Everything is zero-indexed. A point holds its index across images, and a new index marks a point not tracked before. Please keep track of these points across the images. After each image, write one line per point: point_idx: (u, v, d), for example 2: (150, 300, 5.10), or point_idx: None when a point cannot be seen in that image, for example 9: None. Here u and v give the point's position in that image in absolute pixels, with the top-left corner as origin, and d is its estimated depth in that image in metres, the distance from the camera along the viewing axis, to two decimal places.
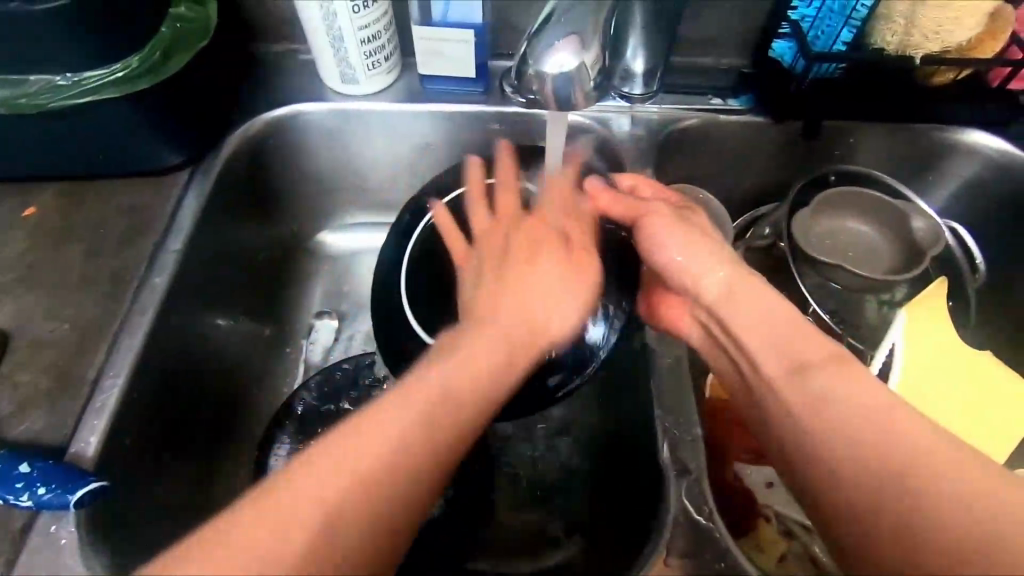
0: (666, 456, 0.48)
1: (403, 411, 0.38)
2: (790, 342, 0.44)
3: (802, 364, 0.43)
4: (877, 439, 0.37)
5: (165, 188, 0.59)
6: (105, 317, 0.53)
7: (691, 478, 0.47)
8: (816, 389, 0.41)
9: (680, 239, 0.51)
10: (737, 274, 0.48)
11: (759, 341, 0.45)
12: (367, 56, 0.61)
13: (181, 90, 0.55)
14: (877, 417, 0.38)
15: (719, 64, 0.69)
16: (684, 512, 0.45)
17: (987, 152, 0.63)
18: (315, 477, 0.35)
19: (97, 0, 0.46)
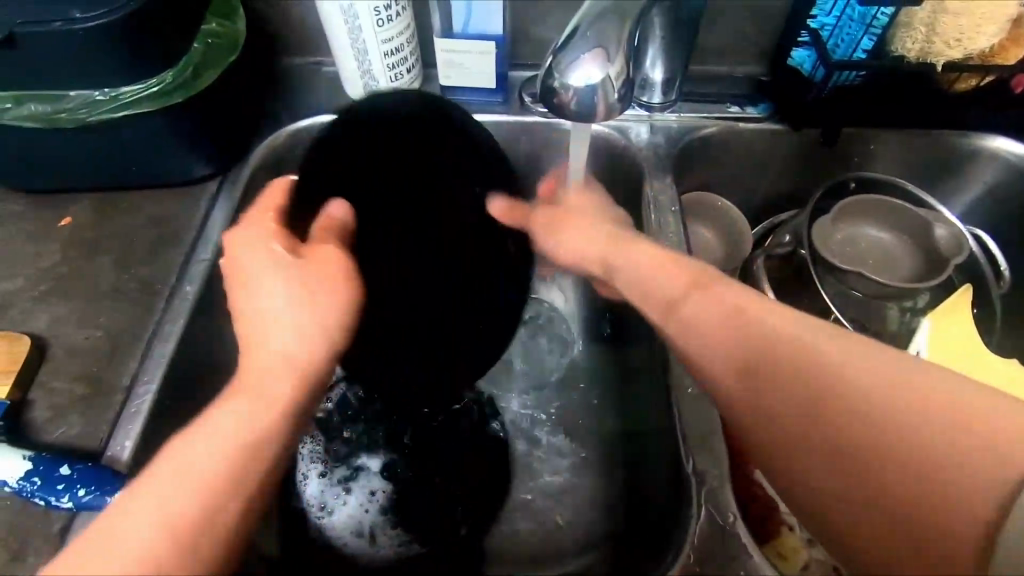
0: (688, 466, 0.48)
1: (199, 450, 0.38)
2: (658, 284, 0.47)
3: (669, 302, 0.45)
4: (806, 372, 0.38)
5: (194, 199, 0.61)
6: (138, 324, 0.54)
7: (713, 486, 0.47)
8: (691, 325, 0.44)
9: (557, 218, 0.55)
10: (610, 236, 0.52)
11: (649, 299, 0.47)
12: (390, 68, 0.62)
13: (213, 104, 0.57)
14: (772, 337, 0.40)
15: (736, 73, 0.70)
16: (706, 522, 0.46)
17: (1009, 158, 0.63)
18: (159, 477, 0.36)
19: (137, 20, 0.48)
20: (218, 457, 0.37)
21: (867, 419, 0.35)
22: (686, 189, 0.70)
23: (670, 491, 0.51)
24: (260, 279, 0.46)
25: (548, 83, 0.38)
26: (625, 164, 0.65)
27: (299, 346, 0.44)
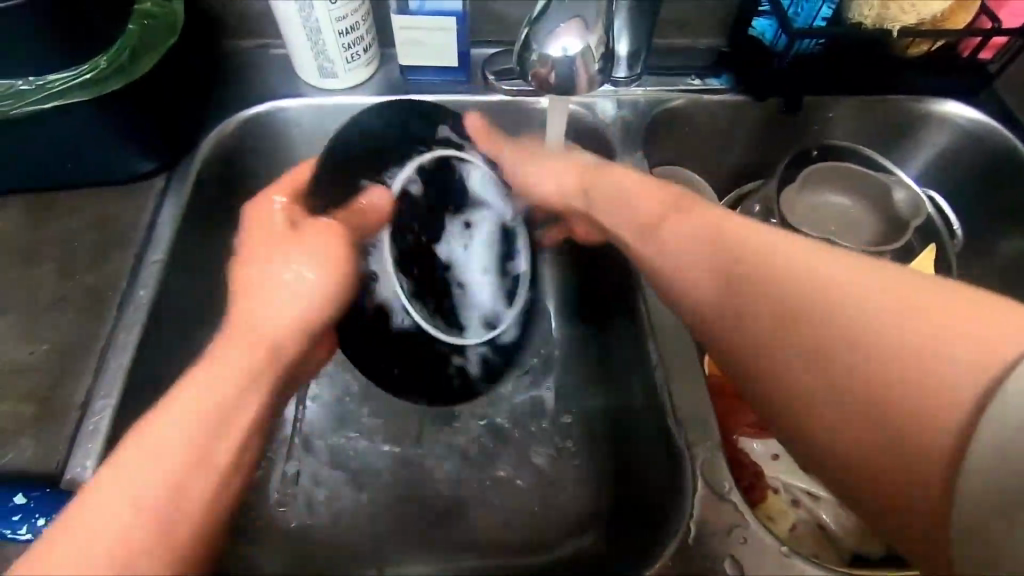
0: (682, 437, 0.50)
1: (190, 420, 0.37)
2: (647, 209, 0.49)
3: (650, 221, 0.47)
4: (732, 271, 0.40)
5: (141, 198, 0.56)
6: (87, 336, 0.50)
7: (707, 457, 0.49)
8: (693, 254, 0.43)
9: None
10: None
11: (620, 216, 0.51)
12: (346, 48, 0.58)
13: (154, 93, 0.52)
14: (741, 253, 0.40)
15: (697, 46, 0.69)
16: (703, 490, 0.47)
17: (958, 121, 0.65)
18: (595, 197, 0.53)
19: (65, 15, 0.44)
20: (194, 432, 0.37)
21: (774, 278, 0.37)
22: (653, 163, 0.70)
23: (663, 470, 0.52)
24: (606, 180, 0.52)
25: (525, 57, 0.37)
26: (595, 140, 0.65)
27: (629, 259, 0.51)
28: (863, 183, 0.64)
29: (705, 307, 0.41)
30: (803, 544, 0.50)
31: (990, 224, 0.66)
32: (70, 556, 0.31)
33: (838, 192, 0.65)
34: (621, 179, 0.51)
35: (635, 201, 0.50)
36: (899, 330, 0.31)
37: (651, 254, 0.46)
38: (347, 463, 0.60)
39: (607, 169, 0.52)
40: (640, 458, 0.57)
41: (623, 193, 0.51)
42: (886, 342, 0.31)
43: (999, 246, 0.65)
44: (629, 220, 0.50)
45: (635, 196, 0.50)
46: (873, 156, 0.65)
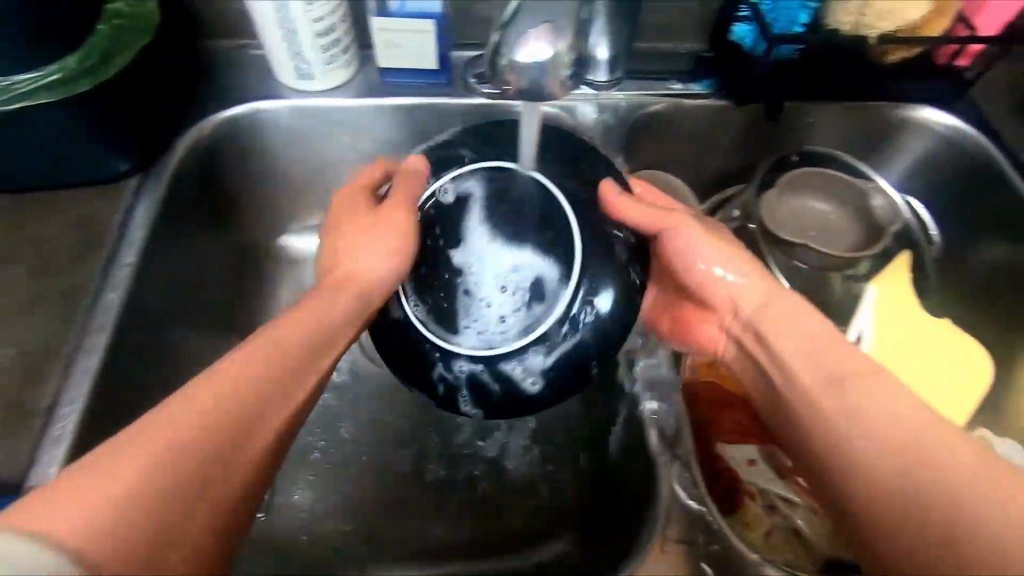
0: (655, 444, 0.50)
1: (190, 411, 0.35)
2: (820, 345, 0.45)
3: (838, 376, 0.43)
4: (903, 435, 0.39)
5: (114, 199, 0.55)
6: (55, 340, 0.49)
7: (681, 463, 0.49)
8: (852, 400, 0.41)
9: None
10: None
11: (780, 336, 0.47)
12: (324, 49, 0.58)
13: (126, 93, 0.51)
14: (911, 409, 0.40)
15: (679, 50, 0.69)
16: (675, 498, 0.48)
17: (937, 128, 0.65)
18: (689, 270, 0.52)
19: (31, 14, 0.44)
20: (201, 430, 0.35)
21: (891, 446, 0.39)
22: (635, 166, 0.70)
23: (640, 478, 0.53)
24: (695, 254, 0.51)
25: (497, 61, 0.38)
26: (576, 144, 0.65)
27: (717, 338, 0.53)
28: (841, 189, 0.64)
29: (859, 453, 0.39)
30: (778, 550, 0.50)
31: (966, 230, 0.66)
32: (54, 512, 0.30)
33: (817, 198, 0.65)
34: (700, 256, 0.51)
35: (791, 313, 0.47)
36: (970, 481, 0.36)
37: (797, 379, 0.45)
38: (325, 468, 0.60)
39: (700, 242, 0.51)
40: (619, 463, 0.57)
41: (706, 270, 0.52)
42: (944, 471, 0.36)
43: (975, 253, 0.65)
44: (757, 305, 0.49)
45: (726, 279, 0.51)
46: (852, 162, 0.65)
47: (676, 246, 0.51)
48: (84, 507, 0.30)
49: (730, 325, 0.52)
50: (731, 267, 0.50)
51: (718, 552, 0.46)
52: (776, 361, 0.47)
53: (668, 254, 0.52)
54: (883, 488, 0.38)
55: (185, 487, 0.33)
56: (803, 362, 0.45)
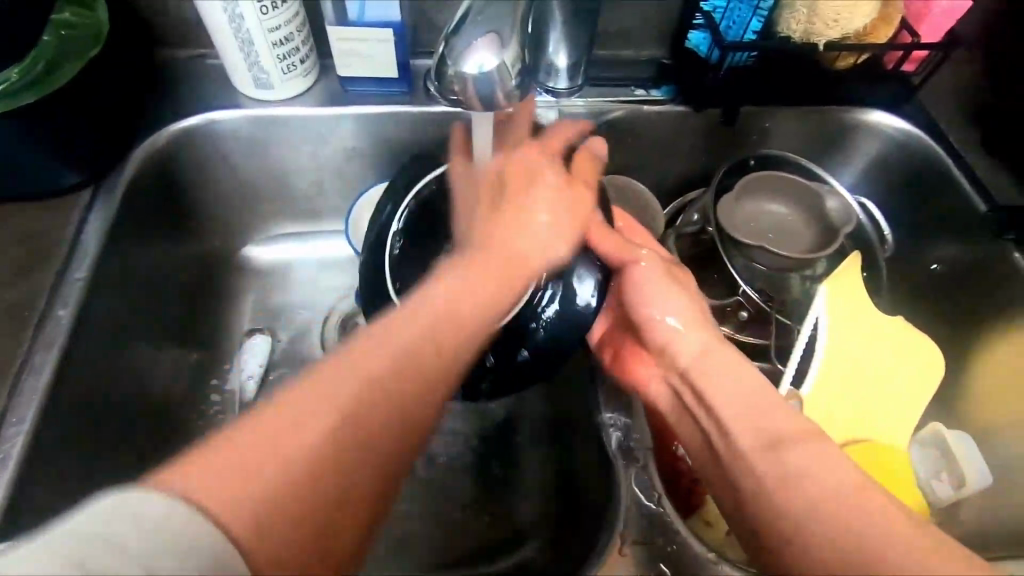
0: (614, 446, 0.51)
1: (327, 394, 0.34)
2: (757, 401, 0.42)
3: (777, 438, 0.39)
4: (832, 493, 0.35)
5: (65, 212, 0.54)
6: (3, 358, 0.48)
7: (639, 465, 0.50)
8: (785, 460, 0.38)
9: None
10: None
11: (718, 390, 0.44)
12: (281, 58, 0.58)
13: (75, 104, 0.50)
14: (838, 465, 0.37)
15: (639, 57, 0.70)
16: (634, 500, 0.48)
17: (886, 131, 0.68)
18: (638, 307, 0.51)
19: None
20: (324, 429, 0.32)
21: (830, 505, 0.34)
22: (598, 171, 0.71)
23: (598, 481, 0.53)
24: (650, 295, 0.50)
25: (444, 71, 0.37)
26: None
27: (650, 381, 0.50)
28: (796, 193, 0.65)
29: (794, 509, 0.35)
30: None
31: (916, 230, 0.69)
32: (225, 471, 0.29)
33: (774, 202, 0.66)
34: (658, 301, 0.50)
35: (724, 367, 0.45)
36: (898, 545, 0.32)
37: (734, 435, 0.41)
38: None
39: (660, 290, 0.50)
40: (581, 468, 0.57)
41: (655, 307, 0.50)
42: (867, 533, 0.33)
43: (925, 252, 0.68)
44: (697, 355, 0.47)
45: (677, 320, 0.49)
46: (806, 165, 0.67)
47: (633, 283, 0.51)
48: (209, 473, 0.29)
49: (670, 371, 0.49)
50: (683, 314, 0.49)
51: (673, 553, 0.46)
52: (715, 420, 0.43)
53: (626, 290, 0.51)
54: (810, 529, 0.34)
55: (321, 497, 0.31)
56: (744, 409, 0.42)
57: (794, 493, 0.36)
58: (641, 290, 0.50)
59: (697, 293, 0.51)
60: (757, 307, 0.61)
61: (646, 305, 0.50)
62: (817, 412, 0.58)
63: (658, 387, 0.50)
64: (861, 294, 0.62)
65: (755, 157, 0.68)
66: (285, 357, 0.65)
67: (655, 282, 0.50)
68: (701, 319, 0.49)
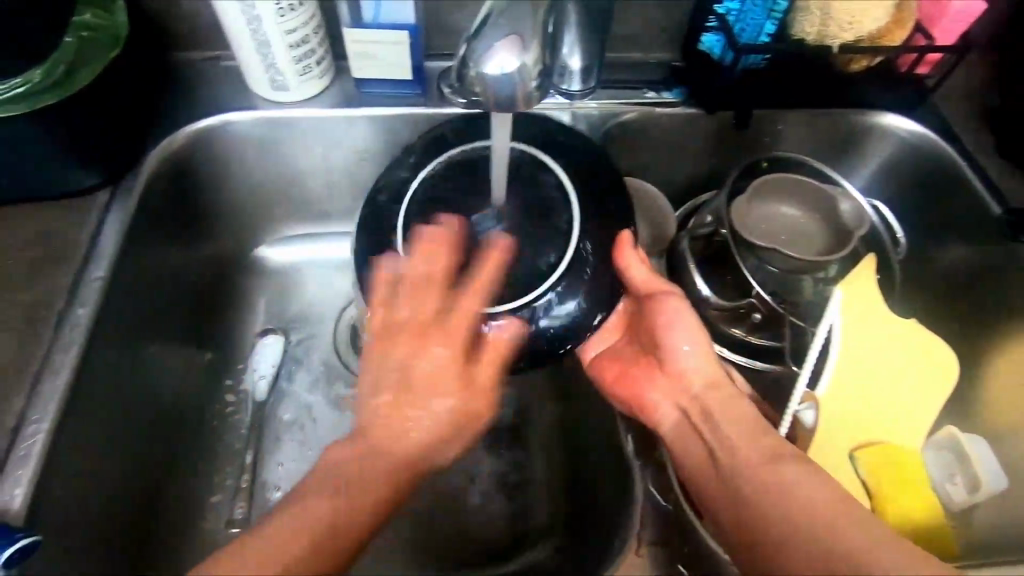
0: (630, 449, 0.52)
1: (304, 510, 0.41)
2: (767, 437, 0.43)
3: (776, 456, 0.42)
4: (827, 526, 0.36)
5: (83, 212, 0.55)
6: (23, 357, 0.48)
7: (655, 468, 0.51)
8: (785, 483, 0.40)
9: None
10: None
11: (731, 425, 0.45)
12: (297, 60, 0.58)
13: (94, 106, 0.51)
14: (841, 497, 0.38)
15: (651, 60, 0.71)
16: (650, 502, 0.49)
17: (899, 134, 0.68)
18: (656, 338, 0.52)
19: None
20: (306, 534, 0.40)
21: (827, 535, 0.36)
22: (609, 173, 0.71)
23: (613, 484, 0.54)
24: (670, 328, 0.51)
25: (465, 74, 0.38)
26: None
27: (655, 404, 0.51)
28: (809, 195, 0.65)
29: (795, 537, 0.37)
30: None
31: (930, 232, 0.68)
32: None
33: (787, 205, 0.66)
34: (678, 333, 0.50)
35: (728, 398, 0.47)
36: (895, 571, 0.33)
37: (740, 456, 0.43)
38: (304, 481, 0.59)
39: (683, 324, 0.50)
40: (596, 469, 0.57)
41: (672, 338, 0.51)
42: (869, 563, 0.34)
43: (938, 255, 0.68)
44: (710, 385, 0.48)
45: (694, 355, 0.50)
46: (819, 168, 0.67)
47: (656, 316, 0.51)
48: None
49: (679, 396, 0.49)
50: (702, 350, 0.50)
51: (689, 554, 0.47)
52: (720, 435, 0.45)
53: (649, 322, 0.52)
54: (808, 556, 0.36)
55: None
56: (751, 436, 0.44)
57: (810, 517, 0.37)
58: (661, 324, 0.51)
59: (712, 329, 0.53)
60: (769, 309, 0.60)
61: (666, 335, 0.51)
62: (832, 416, 0.58)
63: (663, 405, 0.50)
64: (875, 299, 0.62)
65: (767, 159, 0.68)
66: (298, 358, 0.65)
67: (677, 318, 0.51)
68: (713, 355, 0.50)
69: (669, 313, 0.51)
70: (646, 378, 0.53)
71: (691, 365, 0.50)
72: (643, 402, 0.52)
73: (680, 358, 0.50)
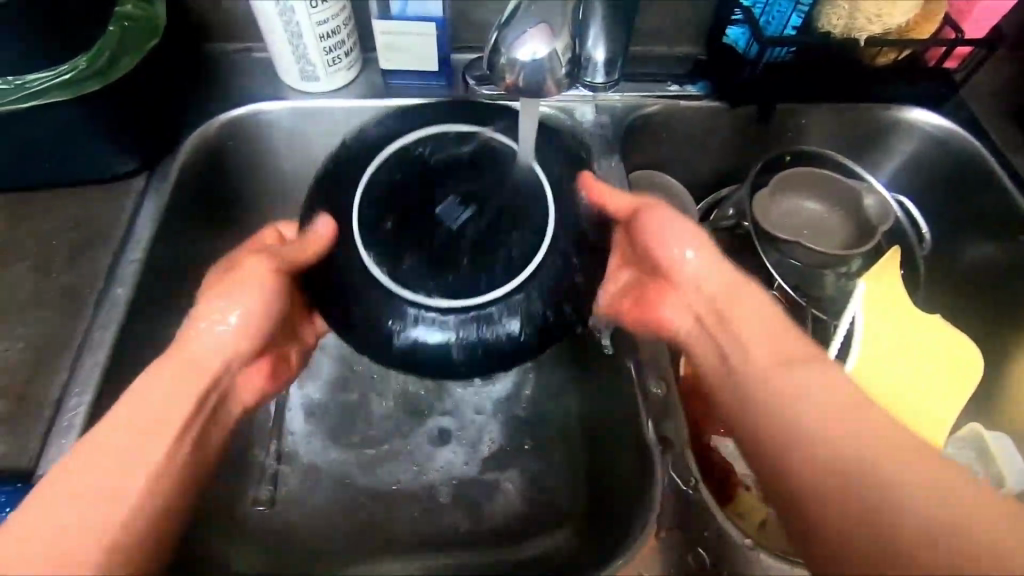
0: (651, 433, 0.51)
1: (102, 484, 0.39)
2: (774, 337, 0.47)
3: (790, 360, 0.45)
4: (840, 424, 0.40)
5: (120, 197, 0.57)
6: (64, 334, 0.50)
7: (676, 453, 0.50)
8: (797, 386, 0.43)
9: None
10: None
11: (744, 332, 0.48)
12: (327, 51, 0.59)
13: (134, 93, 0.53)
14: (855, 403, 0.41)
15: (675, 54, 0.71)
16: (672, 486, 0.49)
17: (926, 128, 0.67)
18: (655, 254, 0.53)
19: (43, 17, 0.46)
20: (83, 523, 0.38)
21: (840, 435, 0.39)
22: (632, 167, 0.72)
23: (632, 471, 0.54)
24: (666, 243, 0.52)
25: (495, 59, 0.39)
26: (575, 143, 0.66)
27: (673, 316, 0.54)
28: (833, 191, 0.65)
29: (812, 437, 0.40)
30: (774, 540, 0.50)
31: (958, 228, 0.67)
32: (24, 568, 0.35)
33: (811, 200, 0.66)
34: (675, 247, 0.52)
35: (743, 293, 0.50)
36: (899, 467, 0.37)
37: (751, 364, 0.46)
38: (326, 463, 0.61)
39: (675, 239, 0.52)
40: (615, 458, 0.57)
41: (672, 250, 0.52)
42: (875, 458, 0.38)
43: (966, 251, 0.67)
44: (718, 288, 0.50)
45: (695, 262, 0.52)
46: (842, 162, 0.67)
47: (650, 225, 0.52)
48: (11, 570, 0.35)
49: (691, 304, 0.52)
50: (701, 260, 0.51)
51: (709, 539, 0.47)
52: (733, 337, 0.49)
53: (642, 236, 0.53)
54: (825, 459, 0.39)
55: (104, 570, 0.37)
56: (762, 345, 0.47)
57: (819, 424, 0.40)
58: (657, 239, 0.52)
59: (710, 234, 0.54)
60: (791, 301, 0.61)
61: (665, 251, 0.52)
62: None
63: (680, 313, 0.53)
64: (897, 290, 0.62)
65: (791, 154, 0.67)
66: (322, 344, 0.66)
67: (674, 231, 0.52)
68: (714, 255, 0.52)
69: (665, 226, 0.52)
70: (659, 294, 0.55)
71: (696, 274, 0.52)
72: (659, 317, 0.55)
73: (684, 271, 0.52)
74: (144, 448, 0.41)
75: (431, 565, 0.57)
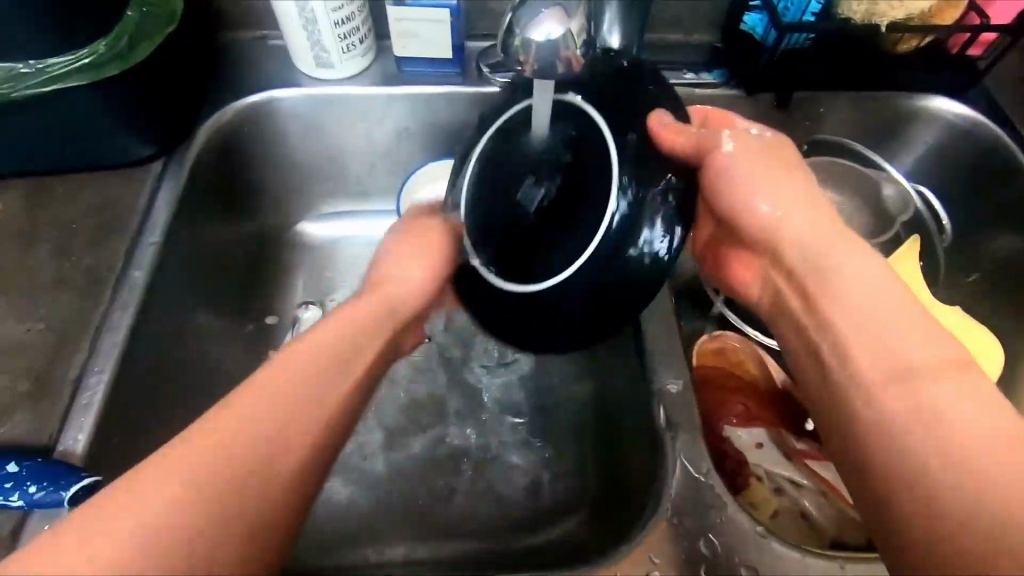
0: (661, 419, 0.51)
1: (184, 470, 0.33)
2: (882, 319, 0.38)
3: (905, 370, 0.36)
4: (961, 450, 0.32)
5: (138, 182, 0.57)
6: (83, 315, 0.51)
7: (686, 438, 0.50)
8: (919, 402, 0.34)
9: None
10: None
11: (840, 305, 0.40)
12: (341, 39, 0.59)
13: (152, 78, 0.53)
14: (970, 413, 0.33)
15: (691, 41, 0.70)
16: (682, 472, 0.48)
17: (948, 117, 0.66)
18: (732, 204, 0.48)
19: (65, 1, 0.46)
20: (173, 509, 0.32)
21: (962, 462, 0.32)
22: None
23: (644, 458, 0.54)
24: (746, 190, 0.47)
25: (511, 40, 0.39)
26: None
27: (754, 278, 0.49)
28: (852, 180, 0.64)
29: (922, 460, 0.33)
30: (786, 531, 0.50)
31: (981, 220, 0.66)
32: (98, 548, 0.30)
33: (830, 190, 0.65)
34: (755, 196, 0.47)
35: (841, 249, 0.42)
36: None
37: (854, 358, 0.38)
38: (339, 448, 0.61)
39: (753, 187, 0.47)
40: (627, 445, 0.57)
41: (752, 197, 0.47)
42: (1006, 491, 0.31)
43: (988, 244, 0.65)
44: (810, 239, 0.44)
45: (774, 206, 0.46)
46: (862, 151, 0.66)
47: (718, 171, 0.48)
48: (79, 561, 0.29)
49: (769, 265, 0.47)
50: (790, 211, 0.46)
51: (720, 525, 0.46)
52: (821, 317, 0.41)
53: (712, 182, 0.48)
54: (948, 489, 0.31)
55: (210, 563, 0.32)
56: (847, 296, 0.40)
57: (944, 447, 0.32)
58: (733, 187, 0.47)
59: (799, 176, 0.48)
60: None
61: (743, 204, 0.47)
62: None
63: (760, 273, 0.49)
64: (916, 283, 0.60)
65: (807, 142, 0.67)
66: None
67: (753, 183, 0.47)
68: (812, 200, 0.46)
69: (735, 172, 0.47)
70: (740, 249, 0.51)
71: (775, 222, 0.46)
72: (736, 277, 0.52)
73: (763, 226, 0.47)
74: (241, 430, 0.36)
75: (442, 549, 0.57)
